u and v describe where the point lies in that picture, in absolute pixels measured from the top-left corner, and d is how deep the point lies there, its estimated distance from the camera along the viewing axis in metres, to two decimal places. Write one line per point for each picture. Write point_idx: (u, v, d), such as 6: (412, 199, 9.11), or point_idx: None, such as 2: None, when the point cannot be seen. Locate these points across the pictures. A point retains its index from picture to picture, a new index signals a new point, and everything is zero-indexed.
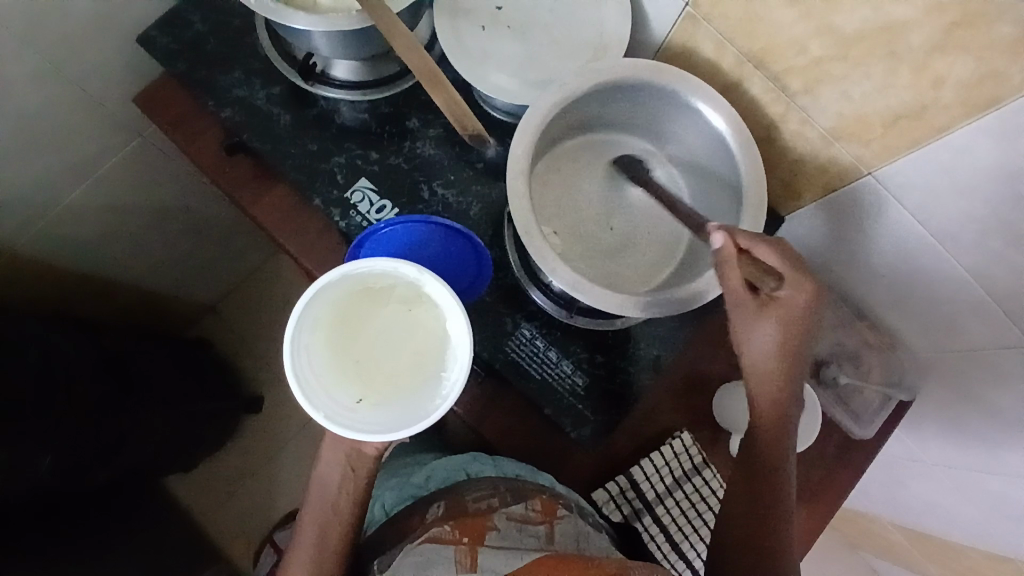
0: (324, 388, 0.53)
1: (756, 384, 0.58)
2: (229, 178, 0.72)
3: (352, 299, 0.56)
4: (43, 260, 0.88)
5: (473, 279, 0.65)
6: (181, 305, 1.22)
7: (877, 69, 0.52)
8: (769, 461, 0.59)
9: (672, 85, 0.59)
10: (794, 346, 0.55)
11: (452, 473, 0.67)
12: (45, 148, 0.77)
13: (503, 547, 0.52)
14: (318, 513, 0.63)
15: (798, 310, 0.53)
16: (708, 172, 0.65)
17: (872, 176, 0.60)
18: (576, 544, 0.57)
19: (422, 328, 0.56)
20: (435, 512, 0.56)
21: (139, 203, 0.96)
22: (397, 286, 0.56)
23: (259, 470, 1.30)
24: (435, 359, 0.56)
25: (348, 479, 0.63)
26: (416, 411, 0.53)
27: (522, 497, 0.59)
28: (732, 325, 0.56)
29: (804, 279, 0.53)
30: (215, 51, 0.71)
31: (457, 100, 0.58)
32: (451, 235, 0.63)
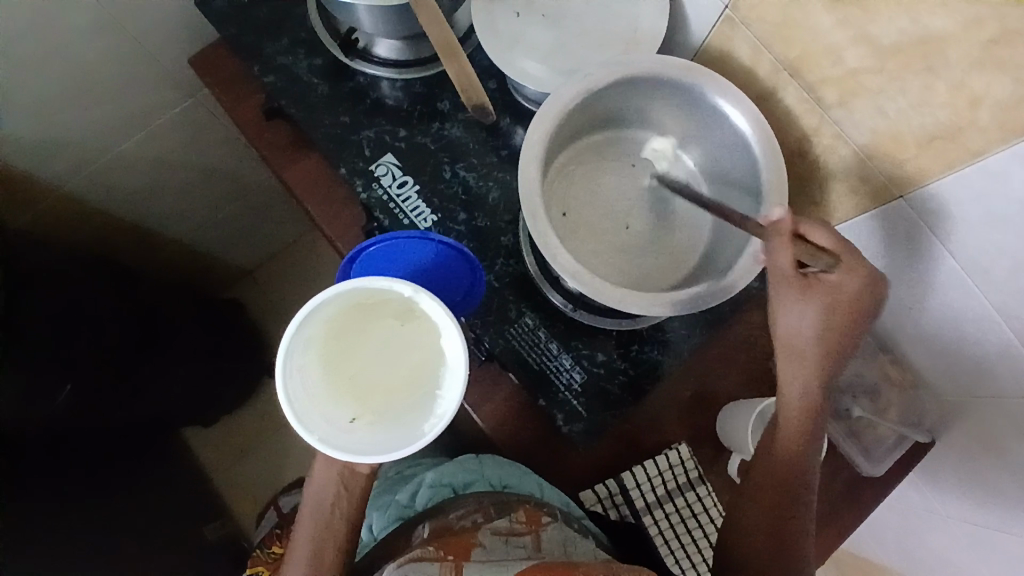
0: (317, 408, 0.54)
1: (790, 365, 0.56)
2: (265, 141, 0.75)
3: (346, 316, 0.57)
4: (93, 204, 0.94)
5: (467, 290, 0.65)
6: (218, 265, 1.28)
7: (913, 85, 0.50)
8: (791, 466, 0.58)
9: (697, 83, 0.58)
10: (840, 330, 0.53)
11: (436, 490, 0.69)
12: (104, 97, 0.82)
13: (490, 560, 0.51)
14: (311, 534, 0.63)
15: (849, 294, 0.52)
16: (729, 175, 0.63)
17: (904, 200, 0.58)
18: (564, 550, 0.55)
19: (417, 344, 0.57)
20: (421, 535, 0.57)
21: (188, 160, 1.01)
22: (391, 303, 0.57)
23: (273, 435, 1.34)
24: (430, 375, 0.56)
25: (341, 497, 0.64)
26: (411, 429, 0.54)
27: (506, 510, 0.60)
28: (773, 305, 0.54)
29: (859, 261, 0.51)
30: (265, 18, 0.74)
31: (468, 72, 0.61)
32: (448, 253, 0.64)
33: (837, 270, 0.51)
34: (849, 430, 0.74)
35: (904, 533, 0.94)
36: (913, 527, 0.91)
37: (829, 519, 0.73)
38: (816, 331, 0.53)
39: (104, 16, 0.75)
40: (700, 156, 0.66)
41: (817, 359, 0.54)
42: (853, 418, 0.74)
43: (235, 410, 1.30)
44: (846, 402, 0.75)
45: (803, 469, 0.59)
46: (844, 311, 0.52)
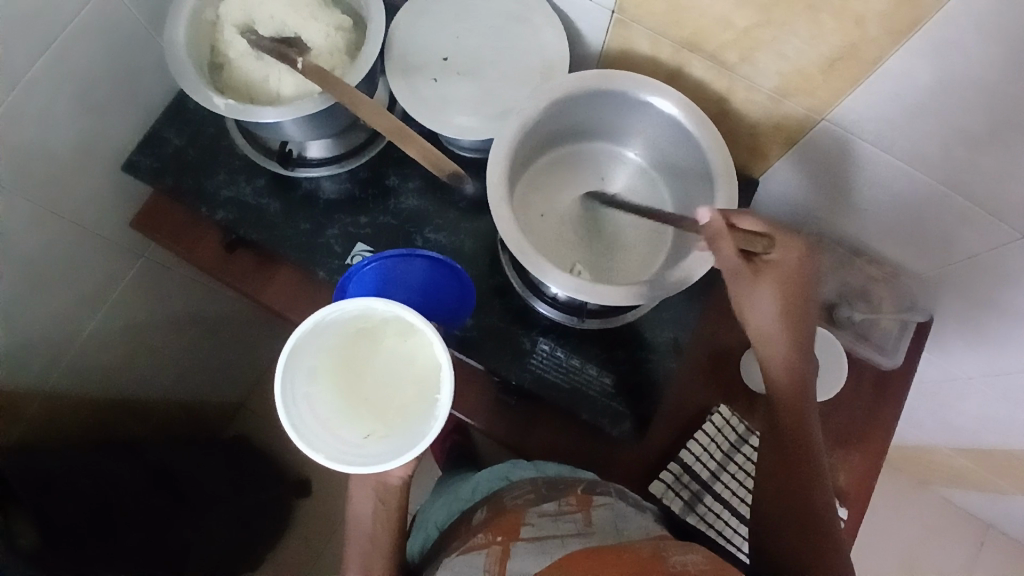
0: (329, 430, 0.55)
1: (763, 346, 0.57)
2: (234, 272, 0.77)
3: (347, 342, 0.58)
4: (76, 395, 0.91)
5: (459, 300, 0.68)
6: (209, 408, 1.25)
7: (800, 25, 0.56)
8: (795, 437, 0.57)
9: (620, 86, 0.63)
10: (799, 302, 0.55)
11: (494, 482, 0.68)
12: (57, 287, 0.81)
13: (539, 539, 0.49)
14: (359, 555, 0.63)
15: (792, 270, 0.54)
16: (674, 156, 0.68)
17: (827, 121, 0.64)
18: (615, 527, 0.51)
19: (417, 357, 0.58)
20: (479, 517, 0.57)
21: (151, 318, 0.99)
22: (389, 323, 0.58)
23: (319, 553, 1.28)
24: (432, 383, 0.57)
25: (381, 513, 0.63)
26: (416, 435, 0.54)
27: (556, 493, 0.57)
28: (732, 297, 0.56)
29: (791, 238, 0.55)
30: (197, 160, 0.75)
31: (430, 146, 0.61)
32: (436, 266, 0.66)
33: (774, 249, 0.54)
34: (858, 334, 0.79)
35: (937, 407, 1.01)
36: (943, 398, 0.98)
37: (872, 421, 0.77)
38: (776, 310, 0.55)
39: (35, 209, 0.73)
40: (646, 147, 0.71)
41: (789, 330, 0.56)
42: (857, 322, 0.79)
43: (275, 543, 1.26)
44: (845, 310, 0.79)
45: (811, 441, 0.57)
46: (794, 285, 0.54)
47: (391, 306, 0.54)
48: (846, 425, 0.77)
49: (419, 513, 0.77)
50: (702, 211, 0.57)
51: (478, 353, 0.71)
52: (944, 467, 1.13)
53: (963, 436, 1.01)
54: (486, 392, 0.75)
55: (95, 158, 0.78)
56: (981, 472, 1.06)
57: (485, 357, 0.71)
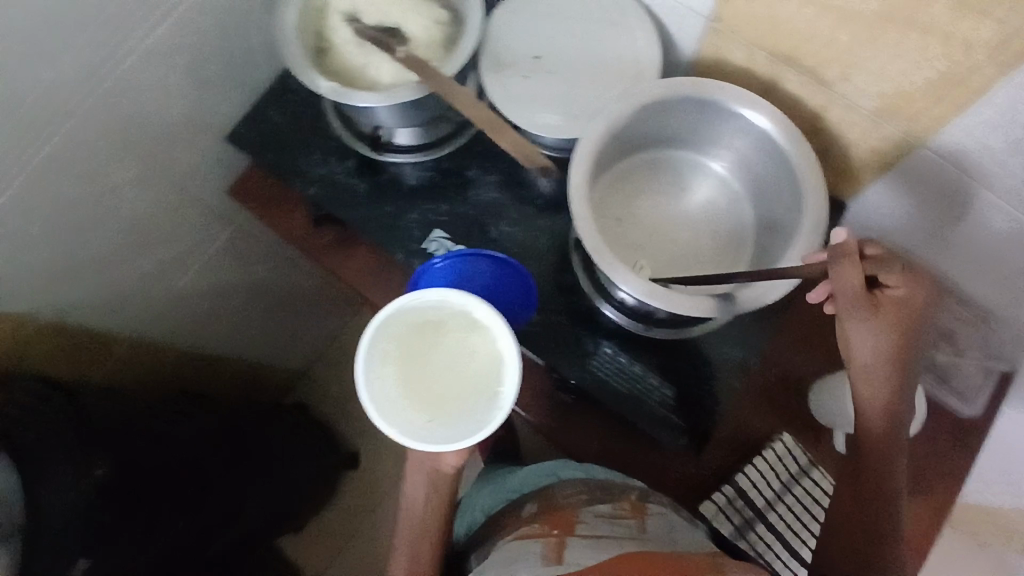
0: (394, 410, 0.56)
1: (861, 381, 0.56)
2: (317, 247, 0.82)
3: (414, 331, 0.59)
4: (160, 345, 0.99)
5: (523, 298, 0.69)
6: (275, 373, 1.32)
7: (905, 46, 0.54)
8: (878, 473, 0.58)
9: (713, 95, 0.63)
10: (911, 341, 0.54)
11: (543, 477, 0.68)
12: (157, 244, 0.88)
13: (594, 536, 0.50)
14: (411, 529, 0.65)
15: (912, 309, 0.53)
16: (761, 171, 0.67)
17: (927, 150, 0.61)
18: (669, 537, 0.52)
19: (480, 349, 0.58)
20: (530, 509, 0.58)
21: (234, 283, 1.06)
22: (453, 316, 0.60)
23: (361, 525, 1.33)
24: (493, 375, 0.57)
25: (432, 497, 0.64)
26: (479, 423, 0.56)
27: (609, 496, 0.57)
28: (842, 327, 0.54)
29: (916, 276, 0.53)
30: (295, 137, 0.80)
31: (523, 141, 0.64)
32: (501, 266, 0.68)
33: (902, 284, 0.53)
34: (936, 376, 0.75)
35: None
36: None
37: (940, 471, 0.74)
38: (885, 347, 0.54)
39: (147, 170, 0.80)
40: (732, 159, 0.70)
41: (895, 370, 0.55)
42: (937, 364, 0.75)
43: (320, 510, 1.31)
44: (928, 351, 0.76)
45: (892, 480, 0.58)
46: (909, 324, 0.53)
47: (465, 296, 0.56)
48: (913, 467, 0.74)
49: (467, 496, 0.79)
50: (835, 231, 0.54)
51: (542, 350, 0.72)
52: None
53: None
54: (543, 388, 0.76)
55: (203, 128, 0.84)
56: None
57: (546, 353, 0.72)
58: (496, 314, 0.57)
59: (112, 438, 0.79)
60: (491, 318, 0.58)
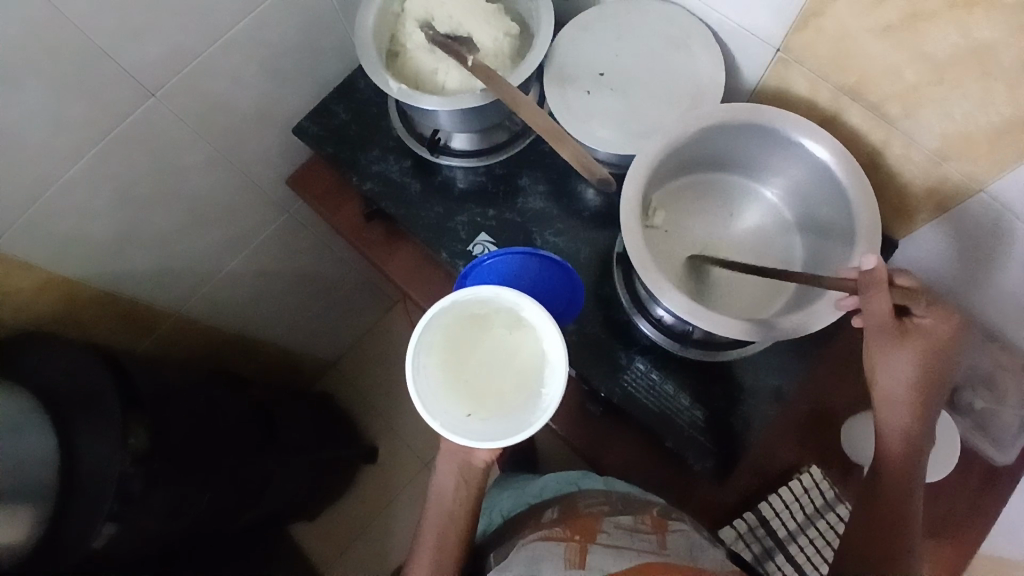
0: (439, 402, 0.58)
1: (884, 407, 0.58)
2: (365, 240, 0.84)
3: (462, 325, 0.61)
4: (203, 321, 1.02)
5: (567, 303, 0.71)
6: (307, 361, 1.35)
7: (977, 88, 0.54)
8: (895, 495, 0.57)
9: (774, 123, 0.63)
10: (936, 372, 0.56)
11: (564, 485, 0.69)
12: (213, 224, 0.92)
13: (615, 546, 0.50)
14: (434, 523, 0.66)
15: (942, 341, 0.55)
16: (814, 202, 0.68)
17: (986, 192, 0.61)
18: (690, 554, 0.51)
19: (524, 348, 0.60)
20: (551, 515, 0.58)
21: (279, 270, 1.09)
22: (501, 313, 0.62)
23: (374, 520, 1.35)
24: (535, 375, 0.59)
25: (461, 489, 0.66)
26: (519, 421, 0.57)
27: (632, 510, 0.57)
28: (868, 349, 0.57)
29: (948, 312, 0.55)
30: (356, 133, 0.83)
31: (581, 150, 0.63)
32: (552, 269, 0.70)
33: (931, 313, 0.55)
34: (974, 422, 0.73)
35: None
36: None
37: (974, 520, 0.71)
38: (910, 373, 0.56)
39: (214, 152, 0.84)
40: (785, 186, 0.70)
41: (917, 399, 0.57)
42: (976, 411, 0.73)
43: (335, 499, 1.33)
44: (967, 396, 0.74)
45: (910, 504, 0.57)
46: (935, 356, 0.55)
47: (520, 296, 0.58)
48: (946, 515, 0.71)
49: (486, 498, 0.80)
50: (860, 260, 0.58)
51: (576, 360, 0.72)
52: None
53: None
54: (574, 397, 0.77)
55: (270, 118, 0.88)
56: None
57: (579, 362, 0.72)
58: (547, 315, 0.58)
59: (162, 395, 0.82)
60: (541, 319, 0.59)
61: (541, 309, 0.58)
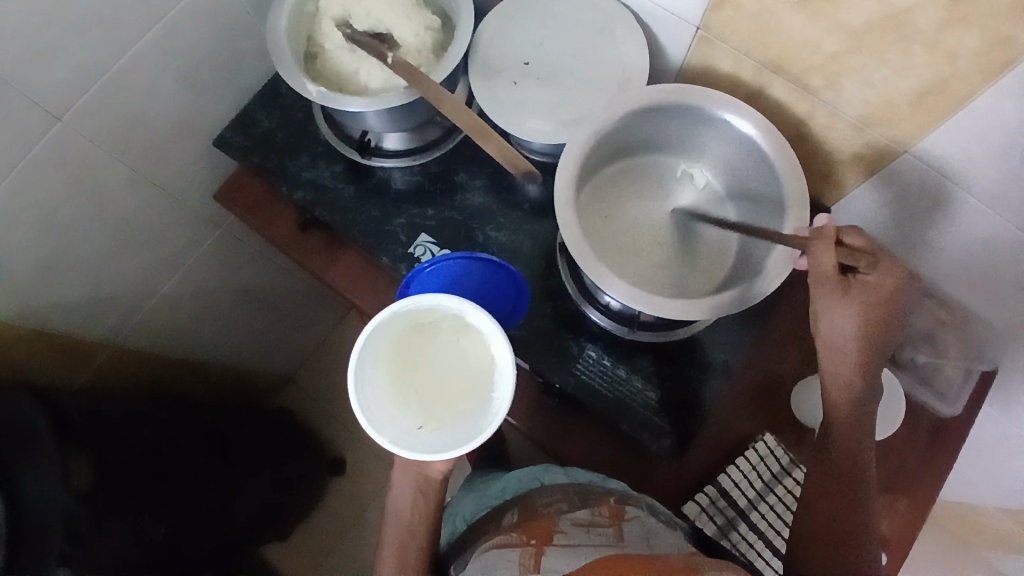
0: (388, 416, 0.57)
1: (829, 359, 0.58)
2: (303, 250, 0.81)
3: (407, 335, 0.60)
4: (142, 350, 0.97)
5: (513, 305, 0.70)
6: (261, 377, 1.31)
7: (892, 55, 0.55)
8: (848, 451, 0.59)
9: (698, 102, 0.64)
10: (878, 330, 0.56)
11: (527, 482, 0.68)
12: (140, 248, 0.87)
13: (572, 544, 0.49)
14: (397, 535, 0.65)
15: (885, 296, 0.55)
16: (744, 177, 0.68)
17: (910, 154, 0.62)
18: (647, 543, 0.51)
19: (472, 354, 0.59)
20: (511, 518, 0.58)
21: (220, 287, 1.05)
22: (447, 320, 0.60)
23: (348, 531, 1.32)
24: (485, 380, 0.58)
25: (420, 501, 0.65)
26: (470, 429, 0.56)
27: (588, 503, 0.57)
28: (814, 304, 0.57)
29: (892, 266, 0.55)
30: (282, 141, 0.80)
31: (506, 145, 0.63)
32: (494, 269, 0.68)
33: (874, 271, 0.54)
34: (920, 378, 0.76)
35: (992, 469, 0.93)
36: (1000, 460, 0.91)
37: (924, 470, 0.74)
38: (855, 328, 0.56)
39: (132, 172, 0.79)
40: (717, 165, 0.71)
41: (861, 353, 0.57)
42: (919, 366, 0.76)
43: (304, 516, 1.30)
44: (909, 352, 0.77)
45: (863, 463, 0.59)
46: (879, 311, 0.55)
47: (462, 303, 0.57)
48: (899, 469, 0.74)
49: (450, 503, 0.78)
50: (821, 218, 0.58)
51: (528, 353, 0.72)
52: None
53: None
54: (530, 390, 0.76)
55: (190, 131, 0.83)
56: None
57: (531, 356, 0.72)
58: (492, 320, 0.56)
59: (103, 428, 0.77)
60: (487, 324, 0.57)
61: (485, 314, 0.57)
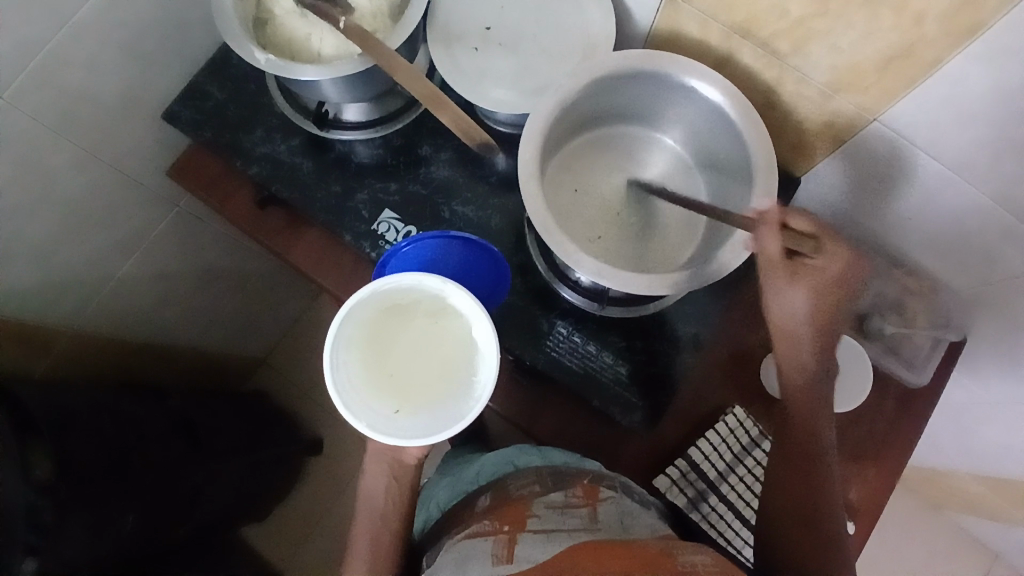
0: (363, 401, 0.54)
1: (785, 347, 0.57)
2: (263, 230, 0.79)
3: (381, 316, 0.57)
4: (103, 334, 0.94)
5: (492, 286, 0.67)
6: (231, 360, 1.29)
7: (859, 17, 0.53)
8: (805, 433, 0.58)
9: (665, 68, 0.61)
10: (828, 313, 0.54)
11: (500, 466, 0.68)
12: (93, 229, 0.83)
13: (546, 530, 0.47)
14: (369, 523, 0.63)
15: (834, 278, 0.53)
16: (713, 145, 0.67)
17: (879, 122, 0.61)
18: (622, 524, 0.50)
19: (449, 336, 0.57)
20: (484, 502, 0.57)
21: (180, 269, 1.02)
22: (423, 301, 0.57)
23: (326, 511, 1.32)
24: (464, 363, 0.56)
25: (393, 488, 0.64)
26: (452, 414, 0.54)
27: (562, 484, 0.55)
28: (763, 293, 0.55)
29: (839, 246, 0.53)
30: (235, 115, 0.76)
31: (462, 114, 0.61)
32: (468, 246, 0.65)
33: (820, 255, 0.53)
34: (886, 347, 0.76)
35: (960, 433, 0.95)
36: (967, 425, 0.92)
37: (891, 438, 0.75)
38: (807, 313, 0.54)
39: (77, 150, 0.75)
40: (683, 135, 0.69)
41: (814, 338, 0.55)
42: (886, 335, 0.76)
43: (282, 496, 1.29)
44: (877, 321, 0.76)
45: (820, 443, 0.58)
46: (831, 293, 0.53)
47: (445, 284, 0.55)
48: (866, 439, 0.74)
49: (425, 487, 0.78)
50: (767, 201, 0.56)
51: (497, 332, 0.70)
52: (960, 497, 1.07)
53: (981, 467, 0.96)
54: (501, 369, 0.75)
55: (138, 106, 0.79)
56: (997, 505, 1.00)
57: (501, 334, 0.70)
58: (476, 302, 0.54)
59: (60, 418, 0.73)
60: (470, 306, 0.55)
61: (469, 295, 0.55)
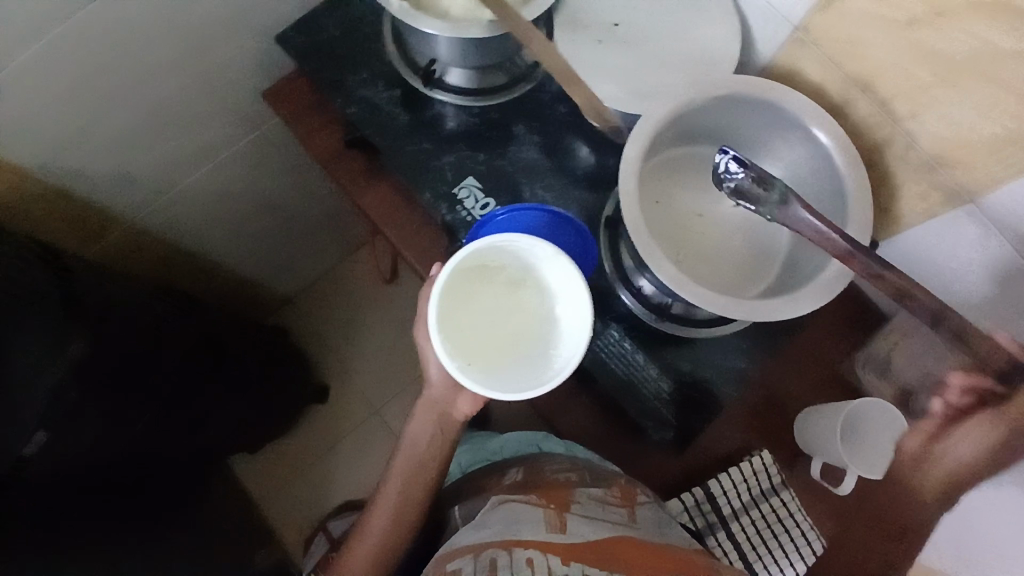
0: (444, 347, 0.53)
1: None
2: (342, 169, 0.80)
3: (468, 274, 0.57)
4: (153, 236, 0.95)
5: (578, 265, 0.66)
6: (261, 293, 1.30)
7: (984, 97, 0.54)
8: None
9: (783, 103, 0.62)
10: None
11: (524, 446, 0.71)
12: (175, 131, 0.84)
13: (591, 516, 0.50)
14: (407, 466, 0.64)
15: None
16: (807, 189, 0.67)
17: (974, 204, 0.60)
18: (659, 528, 0.51)
19: (530, 308, 0.57)
20: (514, 476, 0.58)
21: (241, 190, 1.02)
22: (510, 269, 0.58)
23: (316, 460, 1.32)
24: (542, 336, 0.57)
25: (438, 438, 0.64)
26: (527, 379, 0.54)
27: (601, 480, 0.56)
28: None
29: None
30: (342, 54, 0.77)
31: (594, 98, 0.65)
32: (555, 222, 0.65)
33: None
34: None
35: None
36: None
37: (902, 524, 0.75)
38: None
39: (182, 51, 0.76)
40: None
41: None
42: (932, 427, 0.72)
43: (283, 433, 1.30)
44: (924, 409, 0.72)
45: None
46: None
47: (552, 255, 0.55)
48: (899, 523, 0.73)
49: None
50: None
51: None
52: None
53: None
54: None
55: (252, 24, 0.81)
56: None
57: None
58: (584, 279, 0.53)
59: (106, 303, 0.74)
60: (576, 282, 0.55)
61: (576, 271, 0.54)
